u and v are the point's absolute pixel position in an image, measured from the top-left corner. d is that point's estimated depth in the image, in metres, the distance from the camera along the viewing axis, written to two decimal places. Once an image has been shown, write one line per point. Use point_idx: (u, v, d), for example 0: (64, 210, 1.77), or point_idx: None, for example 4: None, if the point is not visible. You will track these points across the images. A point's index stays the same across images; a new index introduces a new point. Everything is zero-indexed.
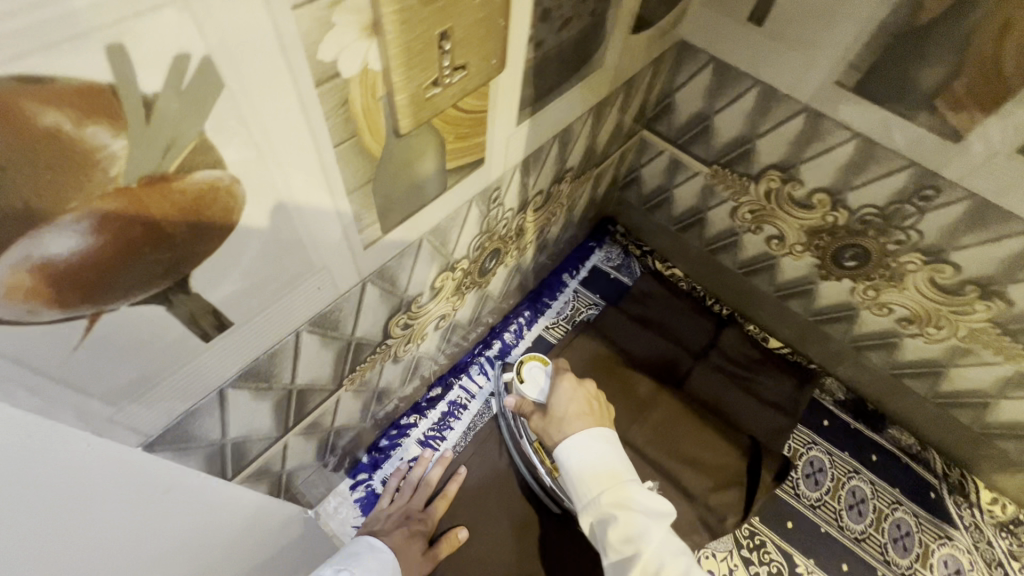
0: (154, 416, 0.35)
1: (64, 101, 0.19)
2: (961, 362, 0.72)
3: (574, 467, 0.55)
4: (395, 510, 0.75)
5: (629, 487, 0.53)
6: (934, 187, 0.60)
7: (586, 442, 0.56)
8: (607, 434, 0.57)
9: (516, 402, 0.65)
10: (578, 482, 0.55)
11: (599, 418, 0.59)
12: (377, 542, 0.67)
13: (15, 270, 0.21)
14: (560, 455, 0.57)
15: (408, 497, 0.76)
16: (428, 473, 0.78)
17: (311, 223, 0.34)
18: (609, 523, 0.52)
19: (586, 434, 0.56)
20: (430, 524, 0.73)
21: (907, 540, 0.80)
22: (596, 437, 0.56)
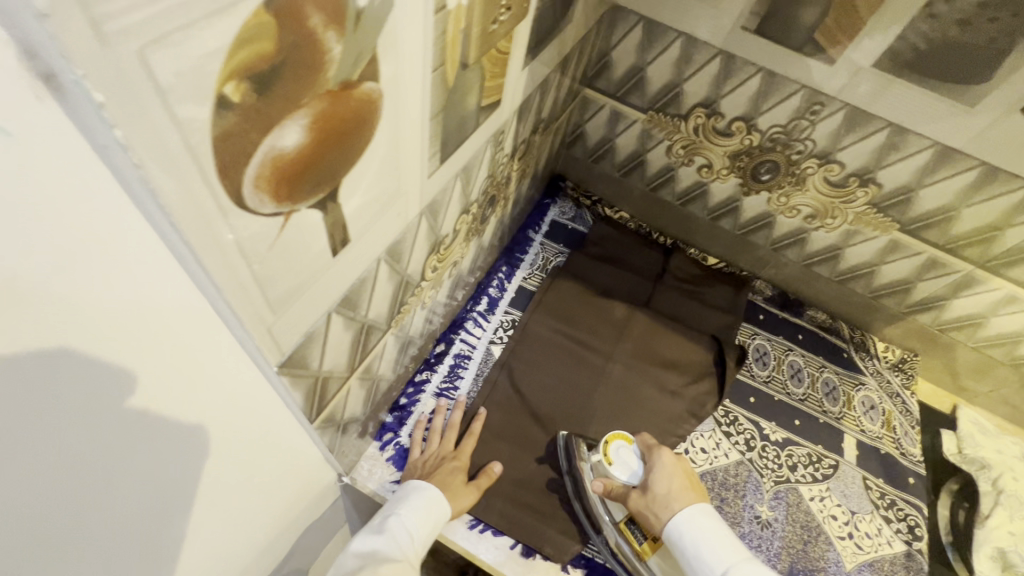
0: (291, 331, 0.39)
1: (323, 7, 0.24)
2: (853, 242, 0.94)
3: (691, 546, 0.65)
4: (431, 454, 0.81)
5: (747, 567, 0.63)
6: (821, 102, 0.78)
7: (693, 518, 0.67)
8: (709, 510, 0.68)
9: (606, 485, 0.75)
10: (699, 564, 0.64)
11: (697, 494, 0.70)
12: (422, 483, 0.74)
13: (264, 158, 0.26)
14: (670, 530, 0.68)
15: (439, 442, 0.83)
16: (450, 419, 0.85)
17: (409, 146, 0.40)
18: None
19: (694, 511, 0.67)
20: (464, 459, 0.81)
21: (835, 392, 1.00)
22: (707, 520, 0.67)
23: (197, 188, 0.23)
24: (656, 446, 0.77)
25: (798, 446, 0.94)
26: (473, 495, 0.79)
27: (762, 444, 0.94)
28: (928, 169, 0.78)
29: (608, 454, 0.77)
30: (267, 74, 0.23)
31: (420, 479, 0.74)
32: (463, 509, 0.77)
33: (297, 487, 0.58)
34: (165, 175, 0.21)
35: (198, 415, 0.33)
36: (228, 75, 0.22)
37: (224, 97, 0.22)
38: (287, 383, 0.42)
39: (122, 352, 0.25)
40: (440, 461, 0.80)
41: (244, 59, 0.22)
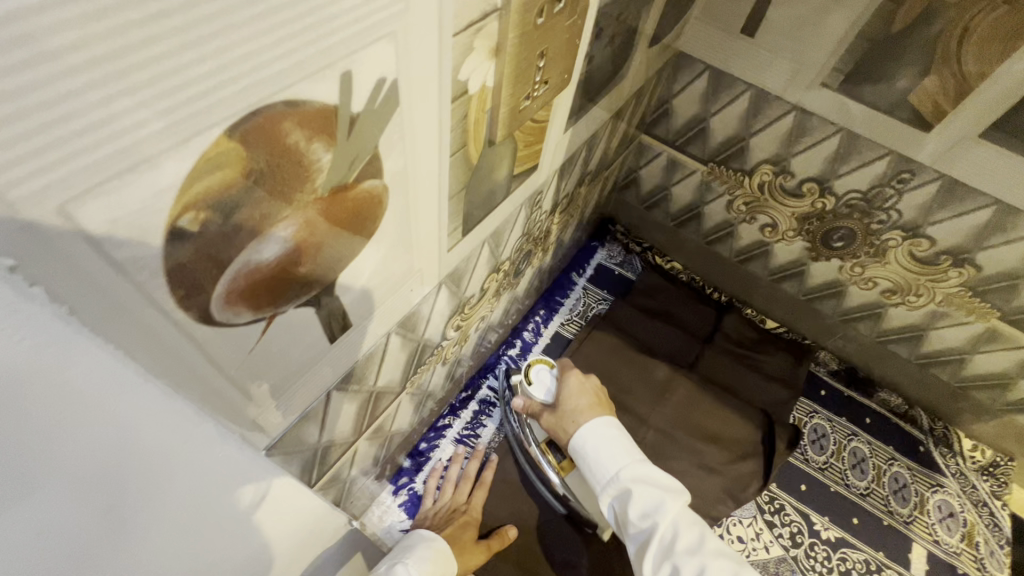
0: (283, 415, 0.37)
1: (306, 121, 0.22)
2: (939, 325, 0.82)
3: (589, 452, 0.62)
4: (442, 505, 0.78)
5: (641, 466, 0.60)
6: (910, 170, 0.68)
7: (596, 428, 0.63)
8: (613, 421, 0.64)
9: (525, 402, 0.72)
10: (595, 465, 0.61)
11: (604, 410, 0.66)
12: (430, 534, 0.70)
13: (236, 275, 0.24)
14: (574, 441, 0.64)
15: (452, 493, 0.80)
16: (466, 470, 0.82)
17: (424, 226, 0.38)
18: (627, 498, 0.58)
19: (597, 424, 0.63)
20: (474, 512, 0.77)
21: (905, 491, 0.88)
22: (607, 427, 0.63)
23: (125, 313, 0.20)
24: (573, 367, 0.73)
25: (853, 549, 0.83)
26: (482, 554, 0.73)
27: (811, 540, 0.83)
28: None
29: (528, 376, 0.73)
30: (234, 199, 0.21)
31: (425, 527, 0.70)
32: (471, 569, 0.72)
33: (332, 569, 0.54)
34: (100, 311, 0.19)
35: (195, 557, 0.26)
36: (183, 209, 0.19)
37: (179, 229, 0.20)
38: (280, 459, 0.41)
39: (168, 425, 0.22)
40: (448, 513, 0.77)
41: (204, 189, 0.20)
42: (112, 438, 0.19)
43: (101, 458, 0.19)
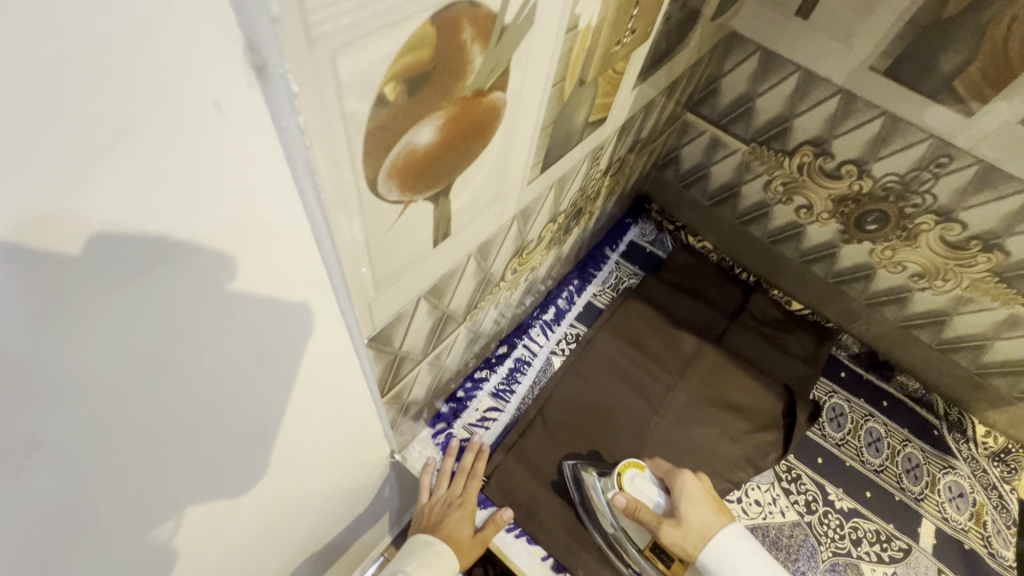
0: (386, 308, 0.42)
1: (476, 22, 0.27)
2: (963, 310, 0.85)
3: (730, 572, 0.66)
4: (438, 499, 0.79)
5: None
6: (948, 155, 0.72)
7: (730, 541, 0.68)
8: (737, 529, 0.70)
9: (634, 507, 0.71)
10: None
11: (723, 515, 0.71)
12: (426, 538, 0.73)
13: (400, 151, 0.29)
14: (709, 557, 0.68)
15: (446, 488, 0.80)
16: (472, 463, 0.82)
17: (518, 151, 0.43)
18: None
19: (728, 536, 0.68)
20: (472, 506, 0.78)
21: (917, 470, 0.92)
22: (735, 538, 0.69)
23: (336, 159, 0.26)
24: (672, 472, 0.77)
25: (865, 519, 0.87)
26: (479, 547, 0.76)
27: (825, 509, 0.87)
28: None
29: (624, 486, 0.74)
30: (419, 78, 0.26)
31: (430, 533, 0.74)
32: (469, 562, 0.75)
33: (350, 457, 0.60)
34: (324, 153, 0.25)
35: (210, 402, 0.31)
36: (390, 77, 0.24)
37: (383, 95, 0.25)
38: (368, 357, 0.46)
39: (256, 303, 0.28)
40: (443, 507, 0.78)
41: (404, 65, 0.25)
42: (179, 349, 0.26)
43: (166, 359, 0.26)
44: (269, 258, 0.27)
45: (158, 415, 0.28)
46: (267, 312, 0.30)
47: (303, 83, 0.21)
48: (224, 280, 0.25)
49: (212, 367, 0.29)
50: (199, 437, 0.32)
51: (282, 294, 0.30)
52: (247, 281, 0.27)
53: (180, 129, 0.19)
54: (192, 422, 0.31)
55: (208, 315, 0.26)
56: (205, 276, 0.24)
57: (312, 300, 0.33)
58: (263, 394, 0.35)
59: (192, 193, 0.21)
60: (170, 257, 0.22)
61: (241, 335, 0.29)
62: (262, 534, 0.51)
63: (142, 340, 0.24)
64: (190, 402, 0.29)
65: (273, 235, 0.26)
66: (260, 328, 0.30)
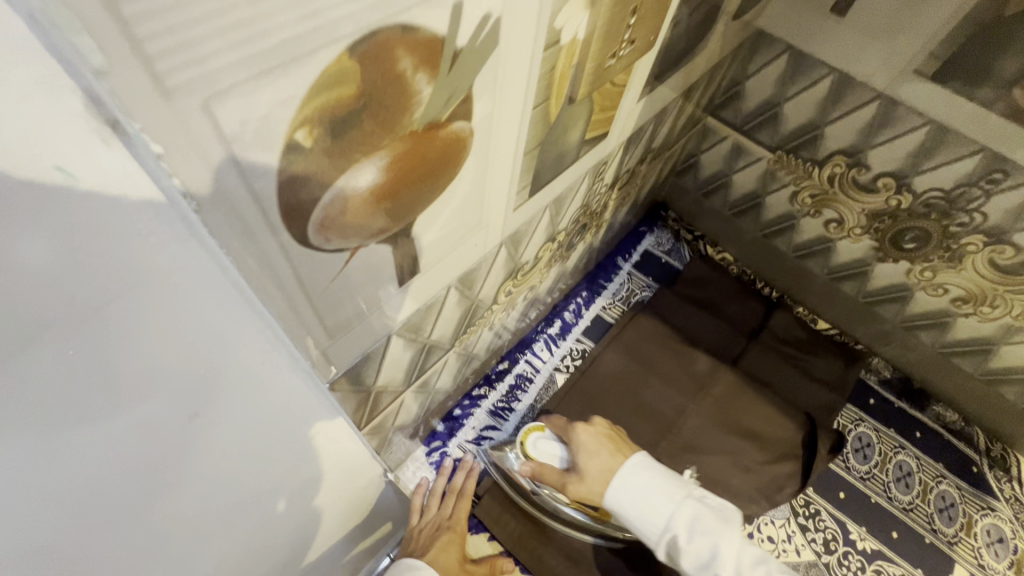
0: (348, 350, 0.38)
1: (415, 48, 0.22)
2: (1012, 339, 0.77)
3: (630, 510, 0.61)
4: (428, 521, 0.74)
5: (680, 506, 0.60)
6: (1003, 170, 0.63)
7: (626, 480, 0.62)
8: (638, 463, 0.63)
9: (535, 471, 0.67)
10: (640, 521, 0.61)
11: (625, 453, 0.65)
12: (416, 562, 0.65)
13: (334, 198, 0.25)
14: (609, 501, 0.62)
15: (438, 509, 0.76)
16: (466, 483, 0.79)
17: (496, 180, 0.38)
18: (680, 551, 0.58)
19: (624, 475, 0.62)
20: (461, 529, 0.74)
21: (951, 511, 0.84)
22: (633, 472, 0.62)
23: (236, 216, 0.22)
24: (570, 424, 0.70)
25: (889, 562, 0.80)
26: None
27: (846, 549, 0.81)
28: None
29: (529, 451, 0.69)
30: (345, 118, 0.22)
31: (417, 557, 0.68)
32: None
33: (358, 504, 0.56)
34: (219, 211, 0.21)
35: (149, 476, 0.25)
36: (302, 121, 0.20)
37: (294, 142, 0.21)
38: (339, 397, 0.42)
39: (195, 357, 0.23)
40: (431, 529, 0.73)
41: (319, 105, 0.20)
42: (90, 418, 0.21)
43: (78, 429, 0.20)
44: (202, 303, 0.22)
45: (74, 516, 0.23)
46: (214, 367, 0.25)
47: (168, 140, 0.17)
48: (120, 351, 0.20)
49: (139, 452, 0.24)
50: (140, 529, 0.27)
51: (215, 359, 0.25)
52: (158, 353, 0.21)
53: (8, 205, 0.14)
54: (126, 515, 0.26)
55: (115, 396, 0.21)
56: (93, 355, 0.19)
57: (256, 356, 0.28)
58: (221, 465, 0.30)
59: (46, 262, 0.16)
60: (32, 345, 0.17)
61: (171, 410, 0.24)
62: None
63: (22, 446, 0.19)
64: (119, 494, 0.24)
65: (184, 296, 0.21)
66: (196, 399, 0.25)
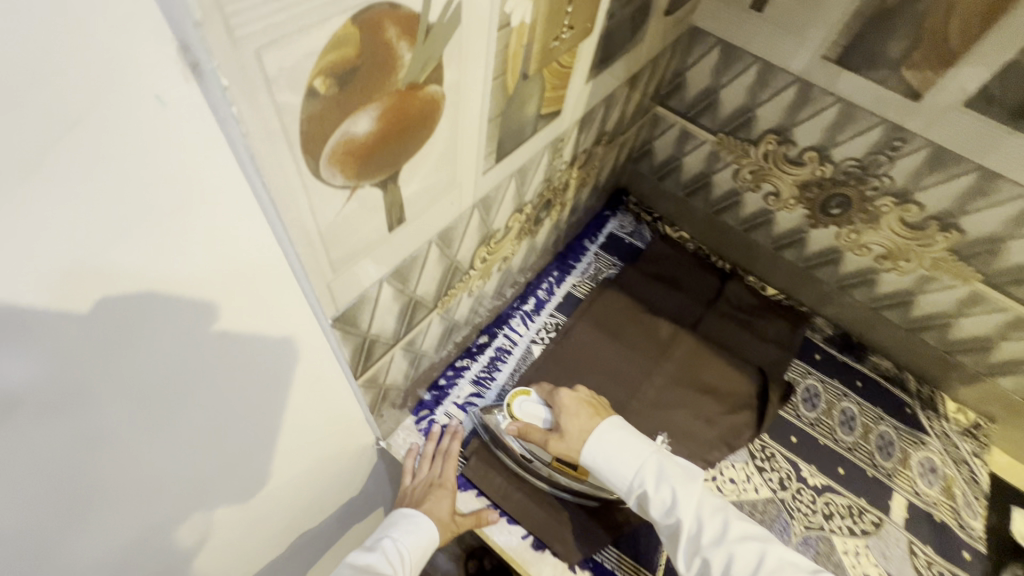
0: (347, 289, 0.45)
1: (399, 22, 0.30)
2: (927, 289, 0.88)
3: (605, 465, 0.70)
4: (420, 481, 0.82)
5: (650, 462, 0.69)
6: (901, 138, 0.74)
7: (602, 439, 0.71)
8: (614, 424, 0.72)
9: (521, 430, 0.75)
10: (613, 475, 0.70)
11: (604, 415, 0.74)
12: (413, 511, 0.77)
13: (338, 139, 0.32)
14: (585, 457, 0.71)
15: (429, 470, 0.83)
16: (455, 447, 0.85)
17: (466, 142, 0.46)
18: (647, 499, 0.68)
19: (600, 433, 0.71)
20: (451, 486, 0.81)
21: (890, 447, 0.94)
22: (609, 433, 0.71)
23: (271, 143, 0.29)
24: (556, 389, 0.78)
25: (837, 495, 0.89)
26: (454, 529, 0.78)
27: (798, 486, 0.90)
28: (1018, 220, 0.72)
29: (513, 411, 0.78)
30: (348, 72, 0.30)
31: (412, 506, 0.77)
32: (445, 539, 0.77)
33: (338, 446, 0.62)
34: (263, 138, 0.28)
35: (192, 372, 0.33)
36: (318, 72, 0.28)
37: (313, 89, 0.29)
38: (336, 342, 0.49)
39: (234, 278, 0.31)
40: (425, 486, 0.81)
41: (329, 61, 0.28)
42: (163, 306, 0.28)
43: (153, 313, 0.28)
44: (244, 234, 0.30)
45: (130, 396, 0.29)
46: (246, 289, 0.33)
47: (232, 80, 0.25)
48: (189, 256, 0.28)
49: (183, 347, 0.31)
50: (179, 418, 0.34)
51: (244, 274, 0.32)
52: (205, 262, 0.29)
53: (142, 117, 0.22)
54: (171, 403, 0.33)
55: (179, 293, 0.28)
56: (161, 258, 0.26)
57: (273, 280, 0.35)
58: (243, 376, 0.38)
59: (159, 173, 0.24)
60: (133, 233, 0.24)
61: (208, 315, 0.31)
62: (257, 526, 0.52)
63: (120, 312, 0.26)
64: (162, 386, 0.31)
65: (225, 215, 0.28)
66: (226, 308, 0.32)
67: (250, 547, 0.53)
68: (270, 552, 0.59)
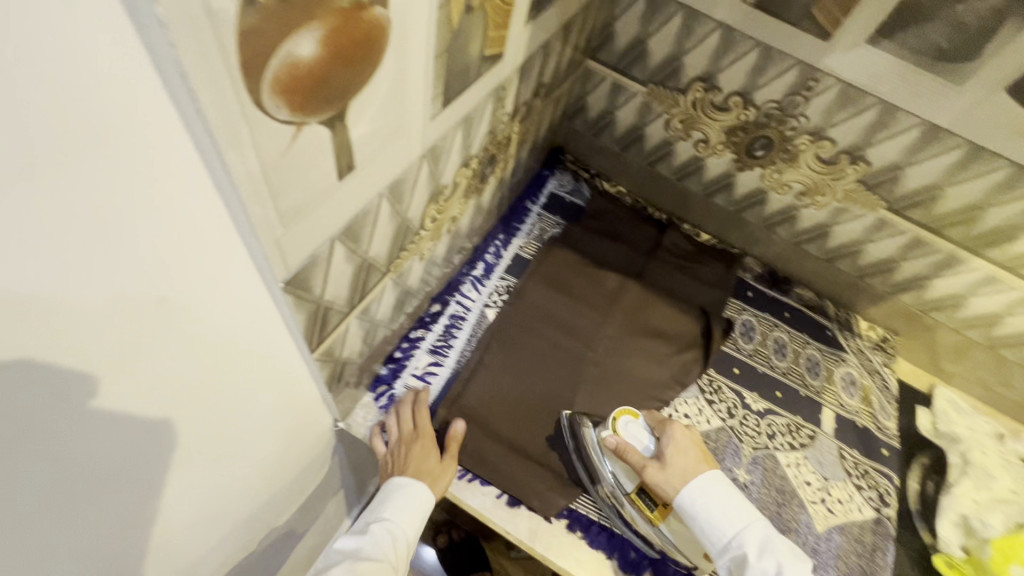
0: (299, 247, 0.41)
1: None
2: (840, 220, 0.97)
3: (703, 515, 0.70)
4: (394, 442, 0.80)
5: (754, 529, 0.69)
6: (815, 78, 0.80)
7: (709, 487, 0.71)
8: (721, 479, 0.73)
9: (621, 448, 0.75)
10: (711, 528, 0.70)
11: (711, 465, 0.74)
12: (403, 479, 0.76)
13: (280, 61, 0.29)
14: (682, 500, 0.71)
15: (399, 426, 0.82)
16: (417, 397, 0.85)
17: (413, 82, 0.43)
18: (743, 563, 0.67)
19: (705, 480, 0.72)
20: (428, 431, 0.80)
21: (817, 367, 1.03)
22: (715, 486, 0.72)
23: (205, 60, 0.25)
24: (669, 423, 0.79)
25: (777, 415, 0.97)
26: (448, 466, 0.79)
27: (744, 413, 0.97)
28: (915, 147, 0.80)
29: (615, 427, 0.77)
30: None
31: (402, 476, 0.76)
32: (444, 483, 0.78)
33: (290, 425, 0.59)
34: (196, 51, 0.25)
35: (128, 336, 0.30)
36: None
37: None
38: (288, 308, 0.45)
39: (167, 227, 0.28)
40: (401, 447, 0.79)
41: None
42: (85, 258, 0.25)
43: (75, 266, 0.25)
44: (176, 175, 0.27)
45: (53, 366, 0.26)
46: (182, 242, 0.30)
47: None
48: (111, 197, 0.24)
49: (108, 301, 0.27)
50: (105, 390, 0.30)
51: (174, 219, 0.28)
52: (125, 198, 0.25)
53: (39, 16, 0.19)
54: (103, 373, 0.29)
55: (102, 241, 0.25)
56: (78, 201, 0.23)
57: (209, 227, 0.31)
58: (183, 344, 0.35)
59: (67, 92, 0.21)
60: (42, 168, 0.21)
61: (130, 265, 0.27)
62: (203, 512, 0.49)
63: (36, 264, 0.23)
64: (93, 352, 0.28)
65: (144, 143, 0.25)
66: (156, 259, 0.29)
67: (196, 537, 0.49)
68: (221, 537, 0.56)
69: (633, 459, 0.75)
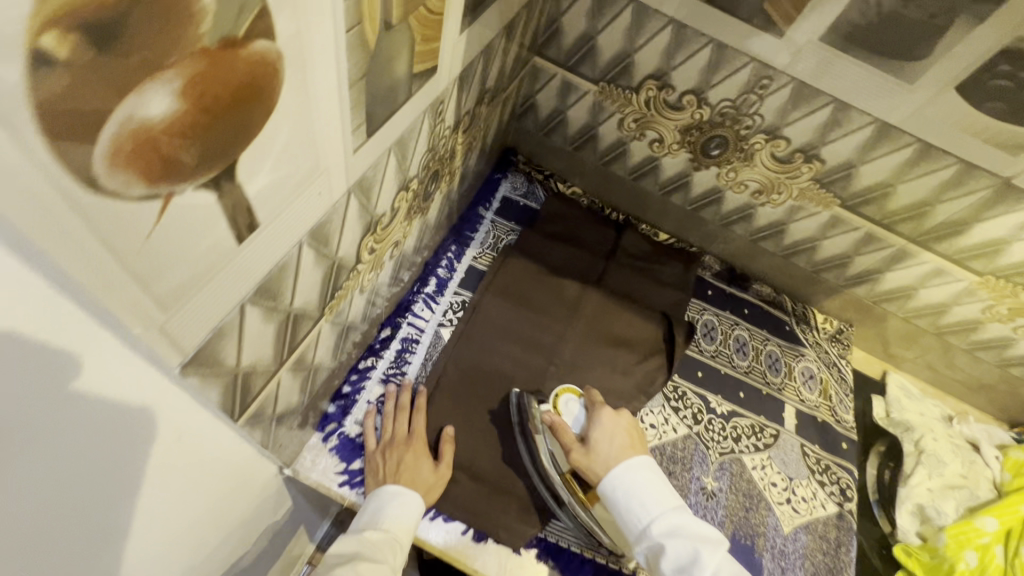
0: (195, 325, 0.34)
1: None
2: (796, 218, 0.96)
3: (624, 499, 0.67)
4: (386, 444, 0.78)
5: (674, 515, 0.65)
6: (769, 76, 0.77)
7: (630, 472, 0.68)
8: (646, 465, 0.70)
9: (554, 424, 0.75)
10: (630, 514, 0.67)
11: (639, 451, 0.72)
12: (394, 487, 0.72)
13: (118, 129, 0.22)
14: (605, 485, 0.69)
15: (394, 428, 0.79)
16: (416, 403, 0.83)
17: (323, 118, 0.36)
18: (657, 548, 0.63)
19: (629, 466, 0.69)
20: (421, 441, 0.78)
21: (778, 364, 1.03)
22: (637, 472, 0.68)
23: None
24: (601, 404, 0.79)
25: (741, 417, 0.97)
26: (441, 476, 0.76)
27: (709, 417, 0.96)
28: (868, 146, 0.79)
29: (557, 406, 0.84)
30: (111, 21, 0.19)
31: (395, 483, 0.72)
32: (433, 495, 0.75)
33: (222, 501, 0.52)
34: None
35: None
36: (47, 22, 0.17)
37: (41, 52, 0.18)
38: (194, 389, 0.38)
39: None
40: (395, 448, 0.77)
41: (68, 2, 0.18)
42: None
43: None
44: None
45: None
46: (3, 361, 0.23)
47: None
48: None
49: None
50: None
51: None
52: None
53: None
54: None
55: None
56: None
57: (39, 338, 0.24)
58: (38, 471, 0.28)
59: None
60: None
61: None
62: None
63: None
64: None
65: None
66: None
67: None
68: None
69: (563, 436, 0.74)
